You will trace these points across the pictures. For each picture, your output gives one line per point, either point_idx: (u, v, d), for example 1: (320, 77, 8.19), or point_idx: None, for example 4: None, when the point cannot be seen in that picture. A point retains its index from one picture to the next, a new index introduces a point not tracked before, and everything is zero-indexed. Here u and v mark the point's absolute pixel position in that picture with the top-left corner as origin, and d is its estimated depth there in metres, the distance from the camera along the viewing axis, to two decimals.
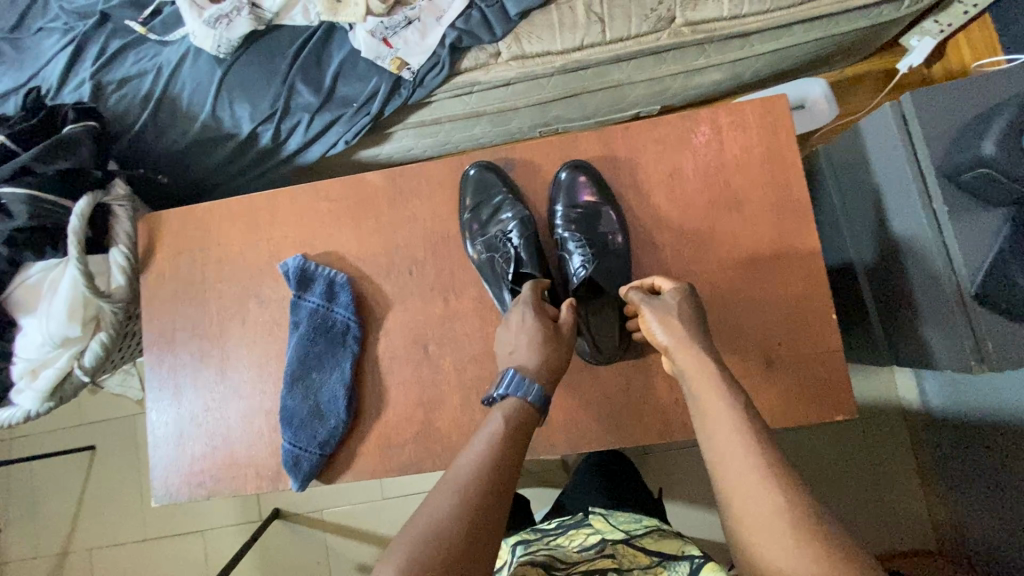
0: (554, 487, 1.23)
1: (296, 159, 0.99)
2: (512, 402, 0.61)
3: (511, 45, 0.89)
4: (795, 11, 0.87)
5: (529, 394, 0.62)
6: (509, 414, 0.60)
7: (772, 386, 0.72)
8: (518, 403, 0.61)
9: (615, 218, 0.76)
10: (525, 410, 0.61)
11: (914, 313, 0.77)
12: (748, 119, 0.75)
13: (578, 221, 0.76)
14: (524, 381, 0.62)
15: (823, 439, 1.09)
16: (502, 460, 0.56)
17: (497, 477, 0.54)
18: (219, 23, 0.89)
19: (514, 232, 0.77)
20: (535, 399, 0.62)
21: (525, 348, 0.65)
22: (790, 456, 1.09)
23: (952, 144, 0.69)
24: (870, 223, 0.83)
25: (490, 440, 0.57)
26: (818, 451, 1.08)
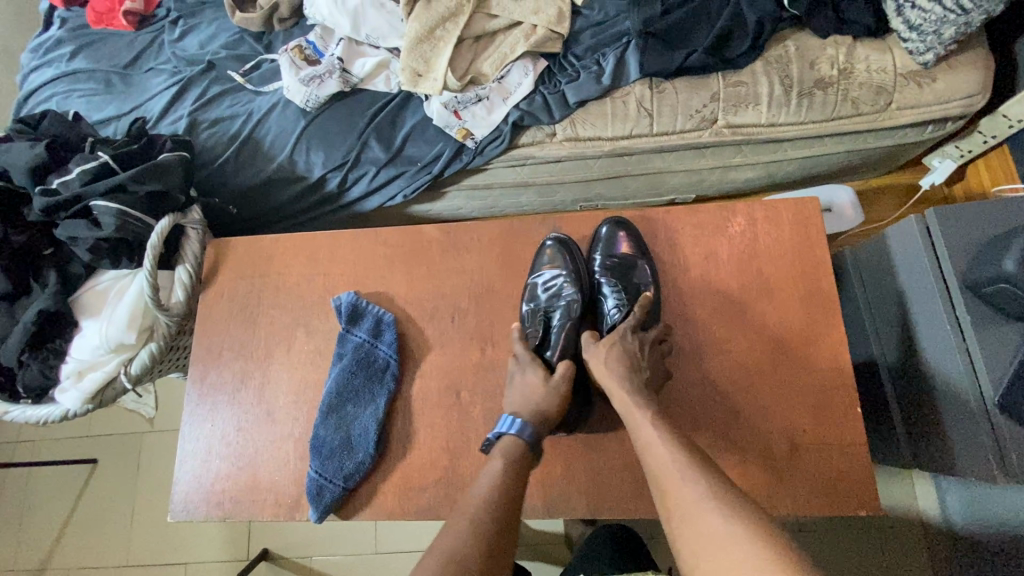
0: (558, 557, 1.19)
1: (355, 205, 1.08)
2: (509, 440, 0.67)
3: (567, 128, 0.98)
4: (829, 125, 0.95)
5: (524, 431, 0.68)
6: (506, 453, 0.66)
7: (796, 473, 0.73)
8: (514, 440, 0.67)
9: (649, 272, 0.81)
10: (521, 448, 0.67)
11: (935, 415, 0.79)
12: (781, 215, 0.82)
13: (613, 269, 0.82)
14: (521, 422, 0.68)
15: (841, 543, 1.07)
16: (509, 489, 0.61)
17: (506, 507, 0.59)
18: (312, 81, 1.00)
19: (558, 313, 0.79)
20: (529, 438, 0.68)
21: (535, 403, 0.70)
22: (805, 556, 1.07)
23: (974, 259, 0.74)
24: (894, 323, 0.86)
25: (498, 470, 0.63)
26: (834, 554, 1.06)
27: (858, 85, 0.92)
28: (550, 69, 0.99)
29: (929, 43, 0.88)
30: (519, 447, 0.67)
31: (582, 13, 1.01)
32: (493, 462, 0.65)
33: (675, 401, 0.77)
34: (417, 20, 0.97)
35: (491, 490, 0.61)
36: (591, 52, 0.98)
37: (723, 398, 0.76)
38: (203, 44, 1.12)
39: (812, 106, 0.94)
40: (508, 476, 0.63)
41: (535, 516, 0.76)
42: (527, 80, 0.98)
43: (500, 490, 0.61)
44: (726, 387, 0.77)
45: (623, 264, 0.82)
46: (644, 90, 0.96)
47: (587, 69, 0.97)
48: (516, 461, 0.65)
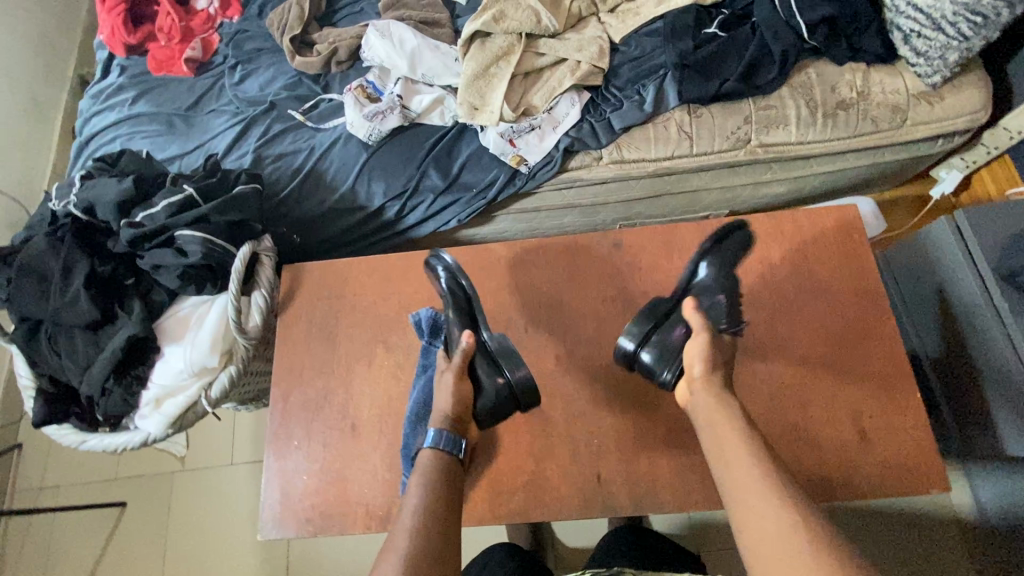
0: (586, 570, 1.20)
1: (410, 231, 1.13)
2: (429, 453, 0.69)
3: (613, 152, 1.06)
4: (851, 142, 1.05)
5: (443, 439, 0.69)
6: (429, 465, 0.67)
7: (868, 457, 0.78)
8: (435, 453, 0.68)
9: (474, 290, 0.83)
10: (443, 459, 0.68)
11: (984, 400, 0.85)
12: (825, 222, 0.90)
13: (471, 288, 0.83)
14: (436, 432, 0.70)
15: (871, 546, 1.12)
16: (436, 495, 0.63)
17: (440, 509, 0.61)
18: (375, 117, 1.07)
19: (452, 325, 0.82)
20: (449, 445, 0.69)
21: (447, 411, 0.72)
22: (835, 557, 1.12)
23: (1006, 252, 0.82)
24: (933, 318, 0.93)
25: (421, 483, 0.65)
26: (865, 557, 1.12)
27: (875, 105, 1.03)
28: (594, 100, 1.08)
29: (936, 67, 0.99)
30: (441, 456, 0.68)
31: (620, 49, 1.10)
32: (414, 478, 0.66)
33: (746, 395, 0.82)
34: (473, 60, 1.06)
35: (420, 500, 0.62)
36: (632, 83, 1.08)
37: (790, 392, 0.81)
38: (263, 87, 1.19)
39: (836, 125, 1.03)
40: (435, 496, 0.63)
41: (624, 514, 0.79)
42: (575, 111, 1.06)
43: (428, 506, 0.61)
44: (792, 382, 0.82)
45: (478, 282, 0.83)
46: (683, 116, 1.05)
47: (630, 97, 1.06)
48: (433, 468, 0.66)
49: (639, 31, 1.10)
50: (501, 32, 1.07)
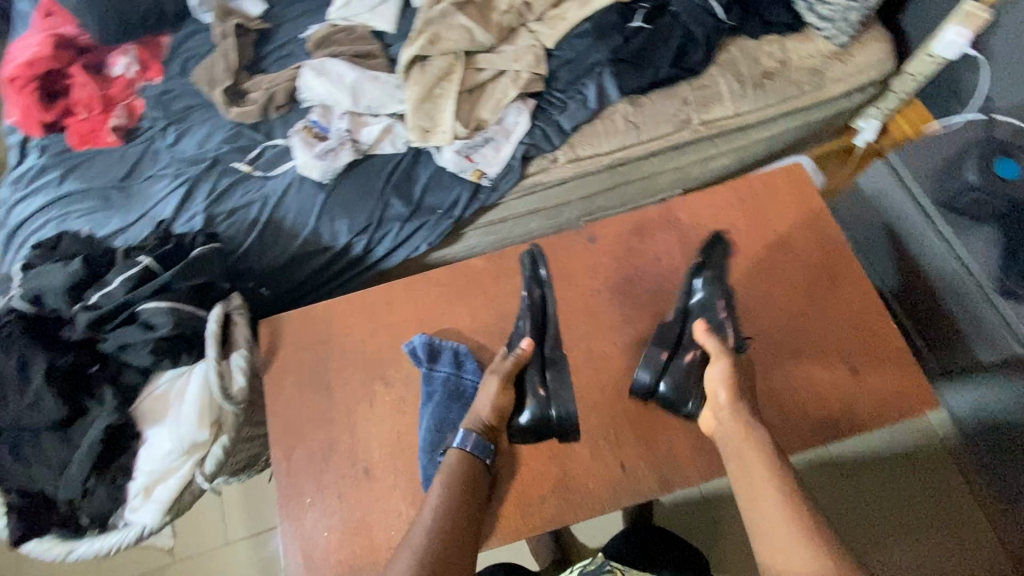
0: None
1: (381, 264, 1.11)
2: (457, 452, 0.75)
3: (568, 151, 1.09)
4: (782, 107, 1.12)
5: (470, 443, 0.76)
6: (453, 464, 0.74)
7: (864, 391, 0.82)
8: (462, 453, 0.75)
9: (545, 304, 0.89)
10: (469, 461, 0.75)
11: (949, 319, 0.92)
12: (776, 183, 0.95)
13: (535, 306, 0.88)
14: (468, 434, 0.76)
15: (884, 485, 1.21)
16: (458, 495, 0.71)
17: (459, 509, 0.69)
18: (326, 155, 1.06)
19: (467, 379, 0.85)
20: (473, 448, 0.76)
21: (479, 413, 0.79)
22: (858, 501, 1.20)
23: (939, 181, 0.90)
24: (887, 254, 1.00)
25: (446, 483, 0.72)
26: (881, 496, 1.20)
27: (796, 71, 1.11)
28: (540, 105, 1.11)
29: (841, 28, 1.09)
30: (468, 458, 0.75)
31: (554, 54, 1.14)
32: (443, 472, 0.74)
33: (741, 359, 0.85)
34: (416, 85, 1.07)
35: (443, 499, 0.70)
36: (572, 85, 1.11)
37: (781, 346, 0.85)
38: (201, 144, 1.15)
39: (766, 94, 1.11)
40: (459, 499, 0.71)
41: (654, 495, 0.80)
42: (524, 118, 1.09)
43: (450, 504, 0.70)
44: (781, 336, 0.86)
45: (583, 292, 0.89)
46: (627, 108, 1.10)
47: (573, 98, 1.10)
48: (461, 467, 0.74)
49: (569, 34, 1.14)
50: (439, 53, 1.08)
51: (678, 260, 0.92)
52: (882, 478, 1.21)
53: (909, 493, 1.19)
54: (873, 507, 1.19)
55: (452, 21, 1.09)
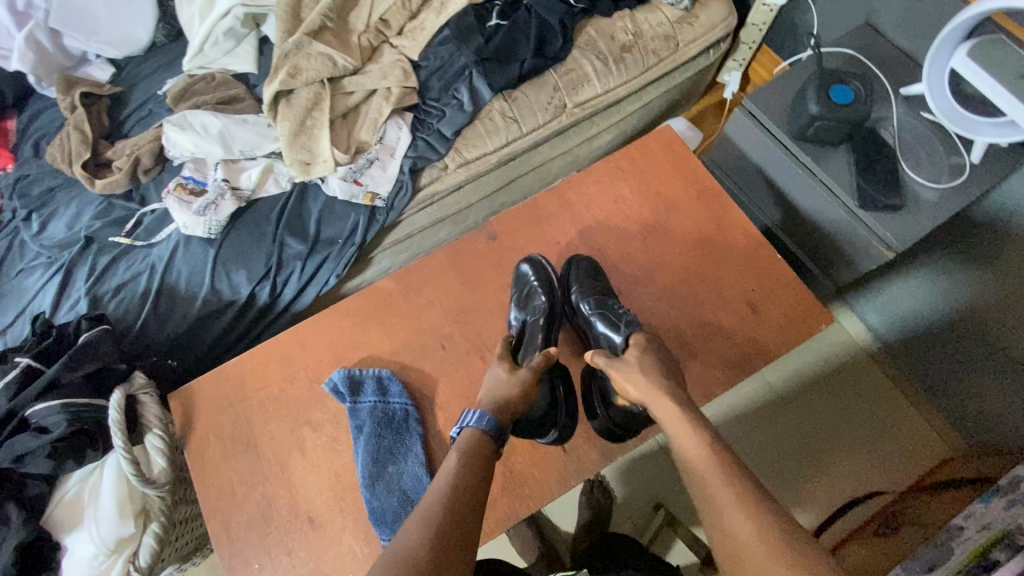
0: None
1: (292, 306, 1.08)
2: (472, 431, 0.68)
3: (456, 156, 1.09)
4: (647, 75, 1.18)
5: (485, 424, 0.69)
6: (466, 445, 0.67)
7: (765, 322, 0.88)
8: (477, 432, 0.68)
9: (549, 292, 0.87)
10: (483, 443, 0.68)
11: (828, 240, 1.01)
12: (652, 148, 1.00)
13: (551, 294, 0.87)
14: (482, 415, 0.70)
15: (821, 401, 1.36)
16: (474, 468, 0.64)
17: (475, 481, 0.62)
18: (207, 209, 1.02)
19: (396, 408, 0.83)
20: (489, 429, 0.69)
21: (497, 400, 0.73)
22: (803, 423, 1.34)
23: (790, 117, 0.96)
24: (766, 192, 1.08)
25: (459, 457, 0.65)
26: (821, 412, 1.35)
27: (651, 40, 1.17)
28: (418, 117, 1.11)
29: None
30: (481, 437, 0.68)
31: (422, 65, 1.14)
32: (456, 449, 0.67)
33: (651, 320, 0.89)
34: (285, 120, 1.04)
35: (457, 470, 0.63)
36: (445, 91, 1.12)
37: (686, 299, 0.90)
38: (71, 226, 1.08)
39: (628, 66, 1.16)
40: (466, 470, 0.63)
41: (599, 468, 0.82)
42: (404, 133, 1.08)
43: (463, 475, 0.62)
44: (683, 288, 0.90)
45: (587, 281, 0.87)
46: (502, 103, 1.12)
47: (449, 104, 1.11)
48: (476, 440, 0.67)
49: (432, 42, 1.15)
50: (302, 84, 1.06)
51: (577, 239, 0.95)
52: (818, 397, 1.36)
53: (842, 403, 1.35)
54: (813, 427, 1.34)
55: (309, 50, 1.07)
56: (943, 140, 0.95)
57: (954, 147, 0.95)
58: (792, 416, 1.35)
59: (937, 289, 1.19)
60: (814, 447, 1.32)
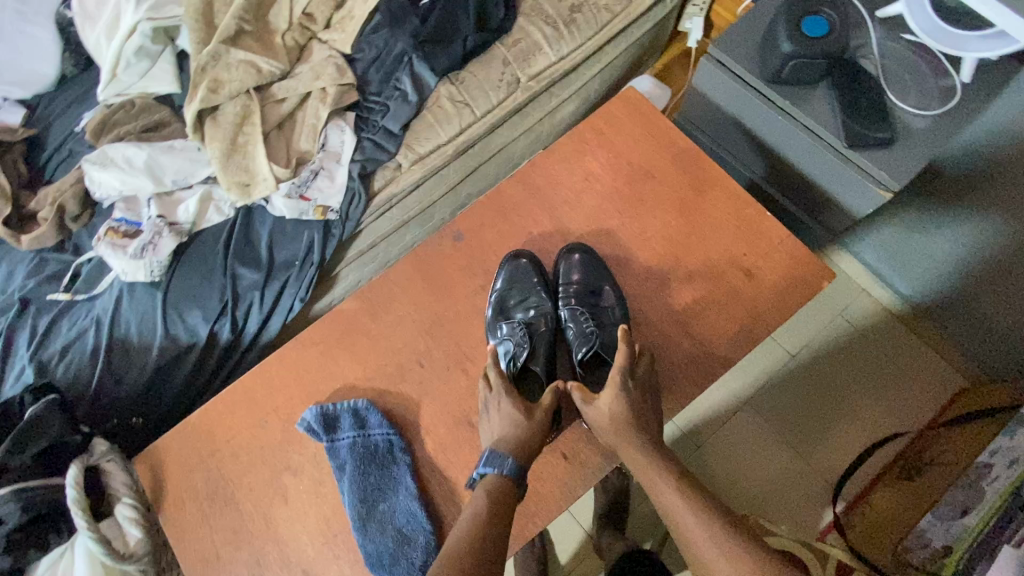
0: (596, 562, 1.12)
1: (258, 340, 1.00)
2: (493, 477, 0.66)
3: (408, 153, 1.00)
4: (602, 35, 1.08)
5: (507, 465, 0.67)
6: (490, 490, 0.65)
7: (763, 288, 0.81)
8: (498, 477, 0.66)
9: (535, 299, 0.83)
10: (504, 486, 0.66)
11: (818, 186, 0.93)
12: (617, 114, 0.91)
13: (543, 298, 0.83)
14: (500, 457, 0.67)
15: (831, 352, 1.31)
16: (493, 522, 0.62)
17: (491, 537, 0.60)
18: (145, 251, 0.92)
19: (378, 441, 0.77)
20: (514, 473, 0.67)
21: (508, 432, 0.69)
22: (814, 379, 1.30)
23: (762, 60, 0.88)
24: (745, 144, 1.00)
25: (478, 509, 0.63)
26: (831, 364, 1.31)
27: None
28: (361, 116, 1.02)
29: None
30: (501, 482, 0.66)
31: (356, 58, 1.04)
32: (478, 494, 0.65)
33: (640, 305, 0.82)
34: (214, 140, 0.95)
35: (474, 524, 0.61)
36: (386, 83, 1.02)
37: (674, 275, 0.83)
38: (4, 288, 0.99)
39: (580, 28, 1.06)
40: (493, 510, 0.63)
41: (606, 471, 0.77)
42: (348, 136, 0.99)
43: (484, 527, 0.61)
44: (669, 264, 0.83)
45: (586, 288, 0.82)
46: (449, 88, 1.03)
47: (392, 97, 1.01)
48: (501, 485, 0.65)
49: (363, 31, 1.04)
50: (226, 98, 0.97)
51: (550, 227, 0.88)
52: (825, 349, 1.32)
53: (851, 350, 1.31)
54: (830, 384, 1.30)
55: (229, 58, 0.97)
56: (928, 63, 0.87)
57: (942, 68, 0.87)
58: (802, 373, 1.30)
59: (931, 222, 1.13)
60: (834, 405, 1.28)
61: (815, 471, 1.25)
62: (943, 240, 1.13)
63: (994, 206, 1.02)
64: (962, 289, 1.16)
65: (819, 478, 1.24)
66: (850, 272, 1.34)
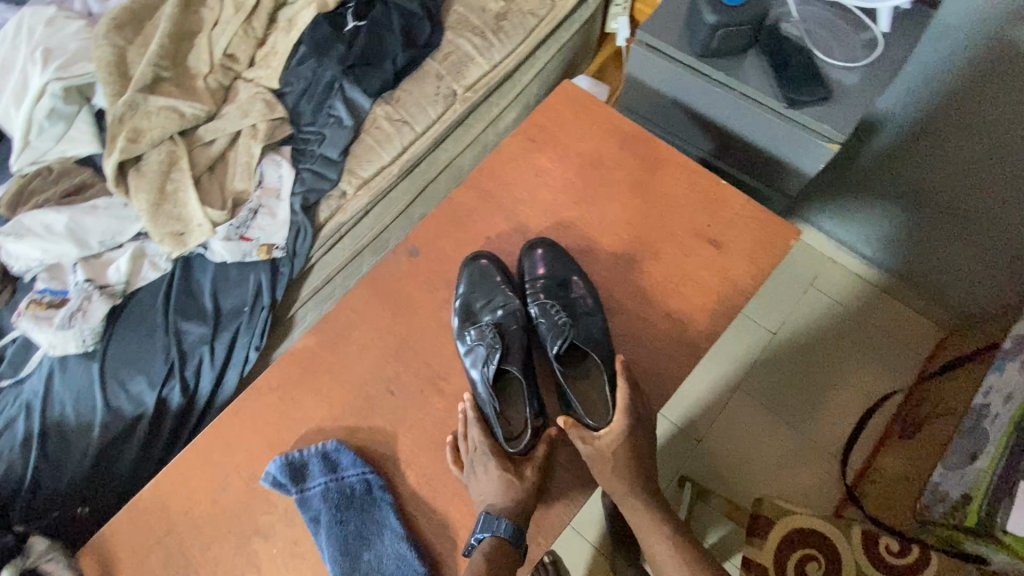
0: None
1: (214, 399, 0.91)
2: (489, 545, 0.61)
3: (351, 178, 0.97)
4: (532, 38, 1.08)
5: (500, 528, 0.62)
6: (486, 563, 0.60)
7: (732, 256, 0.79)
8: (494, 544, 0.61)
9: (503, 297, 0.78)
10: (501, 551, 0.61)
11: (766, 153, 0.93)
12: (557, 108, 0.90)
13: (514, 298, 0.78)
14: (491, 521, 0.62)
15: (812, 325, 1.30)
16: None
17: None
18: (74, 319, 0.84)
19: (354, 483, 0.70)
20: (509, 534, 0.62)
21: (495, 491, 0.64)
22: (801, 354, 1.28)
23: (689, 36, 0.89)
24: (688, 123, 1.00)
25: None
26: (814, 336, 1.29)
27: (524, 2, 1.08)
28: (297, 147, 0.98)
29: None
30: (496, 547, 0.61)
31: (285, 91, 1.01)
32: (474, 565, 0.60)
33: (613, 292, 0.79)
34: (140, 191, 0.89)
35: None
36: (320, 112, 0.99)
37: (642, 257, 0.80)
38: None
39: (509, 35, 1.07)
40: None
41: None
42: (285, 169, 0.95)
43: None
44: (634, 246, 0.81)
45: (554, 282, 0.78)
46: (385, 108, 1.00)
47: (327, 124, 0.98)
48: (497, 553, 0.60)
49: (290, 64, 1.02)
50: (149, 146, 0.92)
51: (507, 228, 0.84)
52: (805, 323, 1.30)
53: (831, 320, 1.30)
54: (816, 356, 1.28)
55: (149, 106, 0.93)
56: (846, 19, 0.90)
57: (859, 23, 0.89)
58: (788, 350, 1.28)
59: (881, 177, 1.15)
60: (826, 378, 1.26)
61: (816, 446, 1.22)
62: (897, 191, 1.15)
63: (938, 150, 1.04)
64: (927, 238, 1.17)
65: (825, 454, 1.21)
66: (813, 242, 1.35)
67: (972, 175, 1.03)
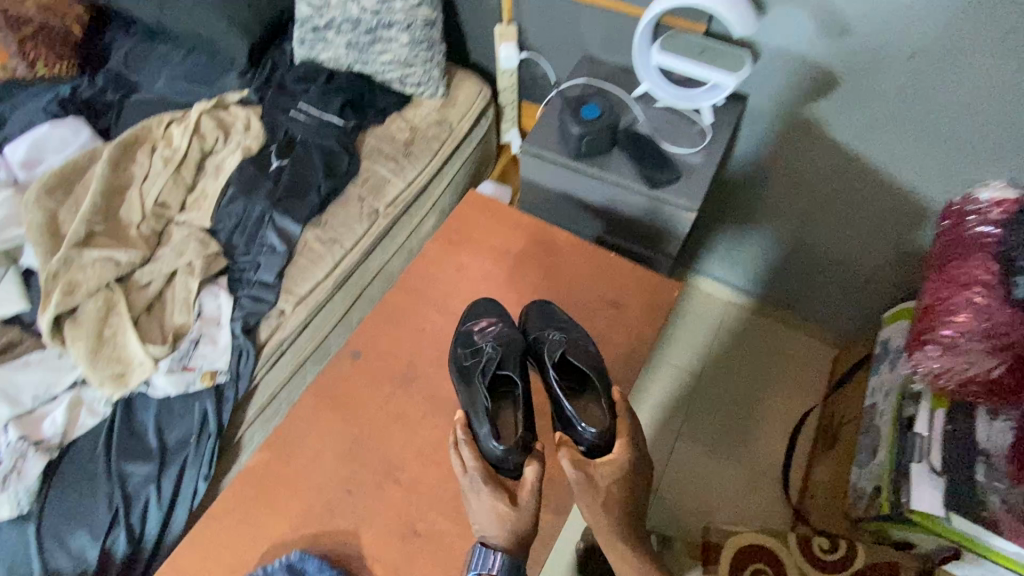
0: None
1: (163, 540, 0.89)
2: None
3: (288, 296, 1.05)
4: (439, 156, 1.26)
5: (494, 562, 0.68)
6: None
7: (631, 314, 0.93)
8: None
9: (495, 330, 0.85)
10: None
11: (645, 225, 1.13)
12: (468, 212, 1.05)
13: (504, 330, 0.85)
14: (488, 554, 0.68)
15: (728, 365, 1.46)
16: None
17: None
18: (7, 481, 0.82)
19: None
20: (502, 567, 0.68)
21: (491, 519, 0.70)
22: (726, 393, 1.43)
23: (564, 144, 1.09)
24: (579, 210, 1.19)
25: None
26: (732, 374, 1.45)
27: (427, 129, 1.28)
28: (233, 277, 1.05)
29: (432, 83, 1.29)
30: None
31: (218, 228, 1.10)
32: None
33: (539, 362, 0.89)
34: (77, 340, 0.92)
35: None
36: (252, 243, 1.08)
37: None
38: None
39: (419, 156, 1.24)
40: None
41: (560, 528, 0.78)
42: (223, 298, 1.02)
43: None
44: None
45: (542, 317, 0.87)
46: (315, 231, 1.12)
47: (261, 252, 1.07)
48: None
49: (220, 204, 1.12)
50: (85, 297, 0.96)
51: (439, 319, 0.94)
52: (722, 365, 1.46)
53: (742, 357, 1.47)
54: (738, 393, 1.42)
55: (83, 260, 0.98)
56: (679, 117, 1.12)
57: (689, 118, 1.12)
58: (714, 392, 1.42)
59: (749, 232, 1.39)
60: (751, 410, 1.40)
61: (756, 474, 1.33)
62: (763, 241, 1.39)
63: (783, 206, 1.30)
64: (796, 274, 1.40)
65: (770, 481, 1.32)
66: (711, 294, 1.55)
67: (812, 221, 1.28)
